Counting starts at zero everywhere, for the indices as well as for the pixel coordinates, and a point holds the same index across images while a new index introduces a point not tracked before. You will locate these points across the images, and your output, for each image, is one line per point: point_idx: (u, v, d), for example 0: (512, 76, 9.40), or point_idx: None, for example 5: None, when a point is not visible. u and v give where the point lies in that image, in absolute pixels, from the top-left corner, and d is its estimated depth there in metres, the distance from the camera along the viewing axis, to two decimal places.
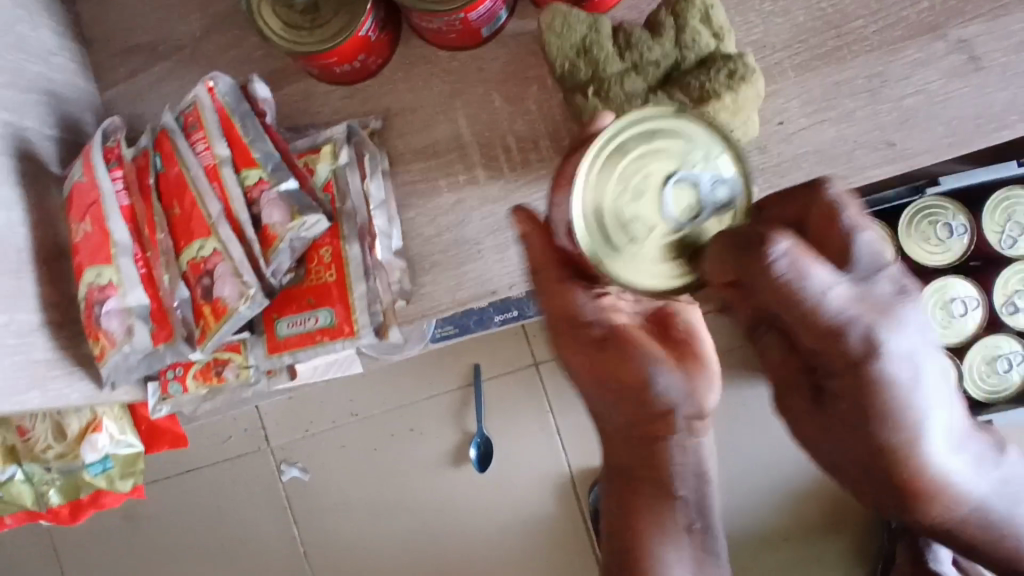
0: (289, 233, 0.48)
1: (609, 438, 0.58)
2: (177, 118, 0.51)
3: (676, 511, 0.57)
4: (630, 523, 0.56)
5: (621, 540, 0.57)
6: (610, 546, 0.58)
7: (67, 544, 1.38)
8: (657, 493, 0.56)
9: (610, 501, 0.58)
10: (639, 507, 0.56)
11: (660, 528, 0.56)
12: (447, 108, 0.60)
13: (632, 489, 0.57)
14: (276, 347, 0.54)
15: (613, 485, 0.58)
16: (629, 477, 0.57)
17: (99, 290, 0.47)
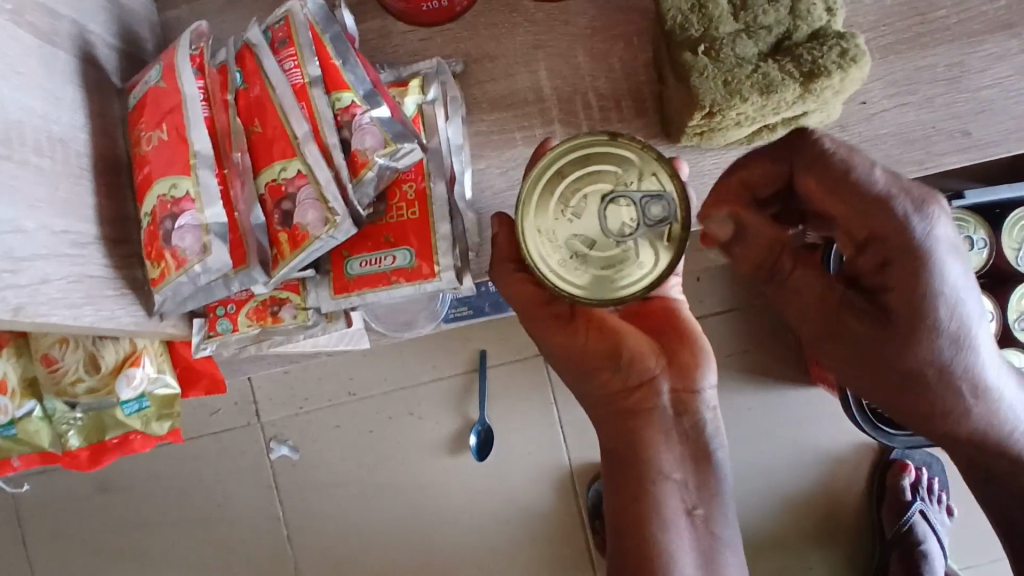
0: (379, 159, 0.46)
1: (600, 421, 0.60)
2: (264, 34, 0.48)
3: (670, 492, 0.58)
4: (631, 503, 0.57)
5: (623, 526, 0.58)
6: (620, 534, 0.58)
7: (32, 512, 1.30)
8: (653, 472, 0.57)
9: (610, 487, 0.59)
10: (633, 492, 0.57)
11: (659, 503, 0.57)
12: (528, 59, 0.58)
13: (622, 472, 0.58)
14: (344, 288, 0.50)
15: (613, 473, 0.59)
16: (625, 458, 0.58)
17: (173, 203, 0.44)
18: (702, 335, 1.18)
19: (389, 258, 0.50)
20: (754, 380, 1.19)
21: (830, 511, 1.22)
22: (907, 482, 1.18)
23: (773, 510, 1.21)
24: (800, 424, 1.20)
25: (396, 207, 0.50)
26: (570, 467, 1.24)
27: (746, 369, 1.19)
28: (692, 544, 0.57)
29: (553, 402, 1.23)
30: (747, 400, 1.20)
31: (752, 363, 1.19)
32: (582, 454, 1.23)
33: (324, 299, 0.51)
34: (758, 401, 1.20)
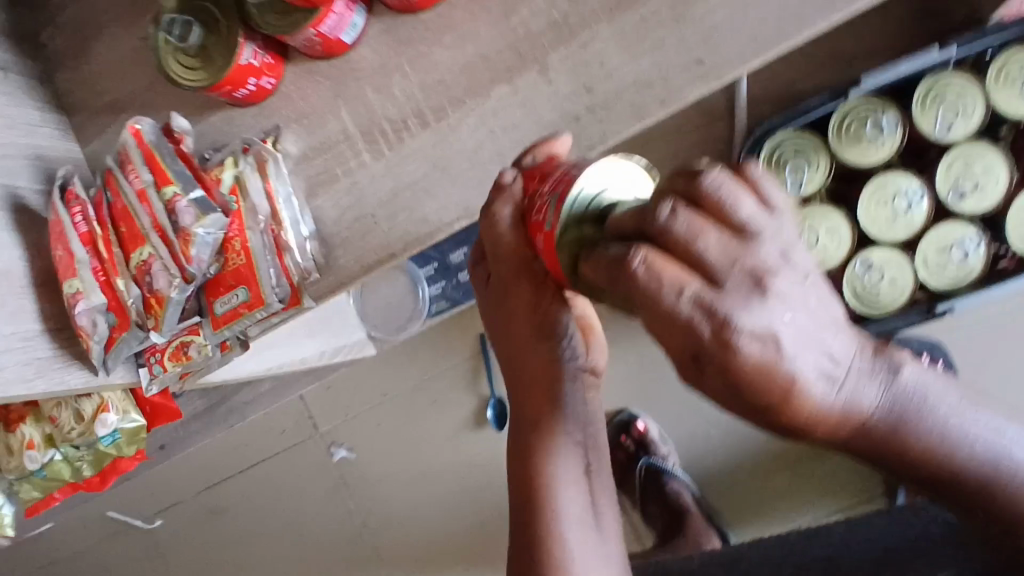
0: (198, 230, 0.63)
1: (522, 381, 0.58)
2: (117, 160, 0.67)
3: (567, 449, 0.57)
4: (530, 466, 0.56)
5: (517, 475, 0.57)
6: (518, 492, 0.57)
7: (173, 536, 1.63)
8: (552, 429, 0.57)
9: (517, 445, 0.58)
10: (533, 448, 0.57)
11: (559, 468, 0.56)
12: (332, 107, 0.70)
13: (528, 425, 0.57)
14: (217, 324, 0.69)
15: (518, 435, 0.58)
16: (531, 420, 0.57)
17: (72, 297, 0.64)
18: None
19: (235, 296, 0.68)
20: None
21: None
22: None
23: None
24: None
25: (233, 258, 0.68)
26: None
27: None
28: (587, 499, 0.57)
29: None
30: None
31: None
32: None
33: (210, 335, 0.70)
34: None
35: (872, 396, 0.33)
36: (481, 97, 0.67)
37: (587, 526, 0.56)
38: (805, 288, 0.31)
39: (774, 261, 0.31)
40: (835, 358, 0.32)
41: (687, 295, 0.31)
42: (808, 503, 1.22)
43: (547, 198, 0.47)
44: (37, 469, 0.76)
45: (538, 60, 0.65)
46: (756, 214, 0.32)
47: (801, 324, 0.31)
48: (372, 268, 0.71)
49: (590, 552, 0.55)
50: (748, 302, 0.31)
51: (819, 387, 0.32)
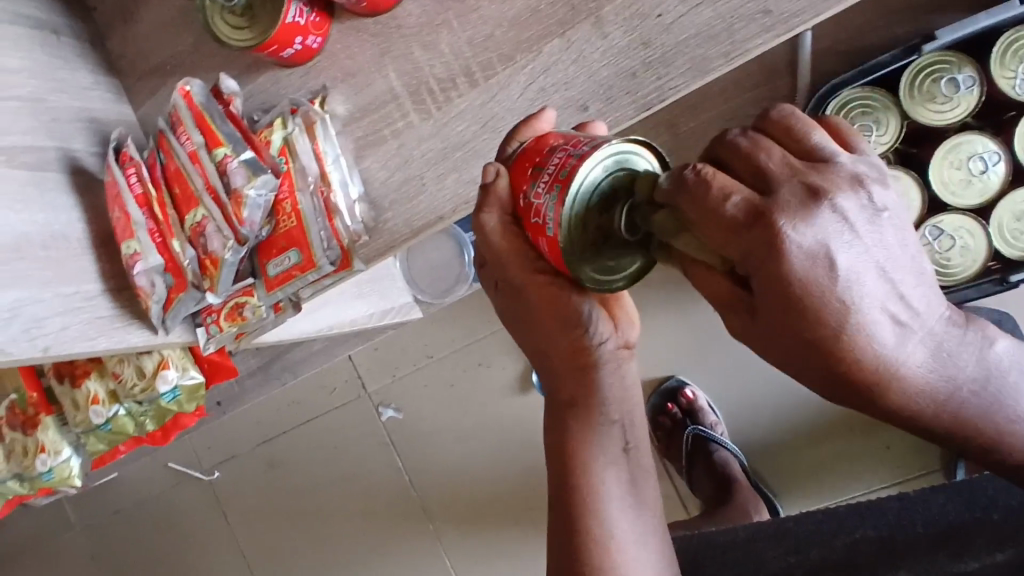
0: (250, 191, 0.63)
1: (553, 369, 0.55)
2: (169, 121, 0.67)
3: (607, 432, 0.55)
4: (567, 454, 0.55)
5: (557, 460, 0.56)
6: (557, 477, 0.56)
7: (228, 488, 1.70)
8: (590, 415, 0.54)
9: (552, 427, 0.56)
10: (571, 433, 0.55)
11: (596, 457, 0.55)
12: (379, 66, 0.69)
13: (565, 413, 0.55)
14: (270, 286, 0.70)
15: (556, 418, 0.56)
16: (568, 406, 0.55)
17: (130, 258, 0.65)
18: None
19: (288, 259, 0.69)
20: None
21: None
22: None
23: None
24: None
25: (284, 221, 0.68)
26: None
27: None
28: (626, 482, 0.56)
29: None
30: None
31: None
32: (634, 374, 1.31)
33: (263, 297, 0.71)
34: None
35: (917, 348, 0.37)
36: (531, 52, 0.64)
37: (629, 510, 0.55)
38: (873, 220, 0.36)
39: (847, 188, 0.36)
40: (892, 294, 0.36)
41: (735, 201, 0.36)
42: (863, 476, 1.19)
43: (542, 198, 0.46)
44: (102, 423, 0.80)
45: (591, 12, 0.62)
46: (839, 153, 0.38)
47: (868, 256, 0.36)
48: (422, 231, 0.70)
49: (630, 536, 0.55)
50: (802, 220, 0.35)
51: (880, 327, 0.36)
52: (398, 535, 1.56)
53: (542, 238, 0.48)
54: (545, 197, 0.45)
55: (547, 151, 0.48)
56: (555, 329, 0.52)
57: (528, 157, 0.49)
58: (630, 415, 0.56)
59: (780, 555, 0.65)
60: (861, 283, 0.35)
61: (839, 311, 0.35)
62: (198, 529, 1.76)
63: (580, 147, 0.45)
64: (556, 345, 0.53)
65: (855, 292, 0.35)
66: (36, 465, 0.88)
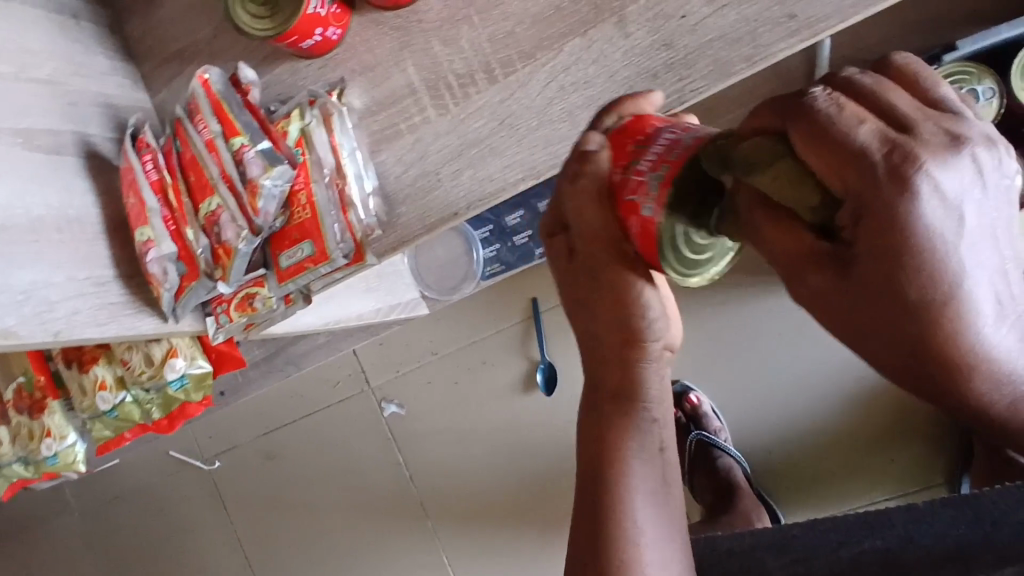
0: (265, 181, 0.62)
1: (598, 356, 0.54)
2: (187, 108, 0.67)
3: (645, 432, 0.54)
4: (602, 444, 0.54)
5: (592, 452, 0.54)
6: (590, 472, 0.54)
7: (228, 478, 1.70)
8: (632, 410, 0.54)
9: (588, 418, 0.55)
10: (609, 427, 0.54)
11: (630, 449, 0.54)
12: (398, 60, 0.68)
13: (606, 405, 0.54)
14: (282, 277, 0.69)
15: (593, 409, 0.55)
16: (611, 397, 0.54)
17: (143, 246, 0.64)
18: None
19: (301, 251, 0.68)
20: None
21: (906, 400, 1.17)
22: None
23: (844, 406, 1.18)
24: None
25: (298, 212, 0.67)
26: None
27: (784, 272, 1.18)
28: (657, 483, 0.54)
29: None
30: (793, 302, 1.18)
31: None
32: None
33: (275, 288, 0.70)
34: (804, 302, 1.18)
35: (1011, 330, 0.31)
36: (551, 50, 0.64)
37: (658, 510, 0.53)
38: (1005, 188, 0.29)
39: (979, 139, 0.29)
40: (1003, 262, 0.30)
41: (866, 130, 0.28)
42: (867, 486, 1.18)
43: (646, 174, 0.42)
44: (109, 409, 0.80)
45: (614, 11, 0.61)
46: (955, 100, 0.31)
47: (989, 217, 0.29)
48: (435, 226, 0.70)
49: (656, 535, 0.52)
50: (944, 162, 0.28)
51: (988, 314, 0.30)
52: (396, 531, 1.56)
53: (632, 217, 0.44)
54: (649, 173, 0.42)
55: (657, 130, 0.45)
56: (612, 311, 0.51)
57: (635, 136, 0.45)
58: (667, 415, 0.55)
59: (783, 564, 0.65)
60: (983, 258, 0.29)
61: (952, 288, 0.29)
62: (196, 519, 1.76)
63: (689, 134, 0.43)
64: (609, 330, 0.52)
65: (974, 267, 0.29)
66: (41, 450, 0.89)
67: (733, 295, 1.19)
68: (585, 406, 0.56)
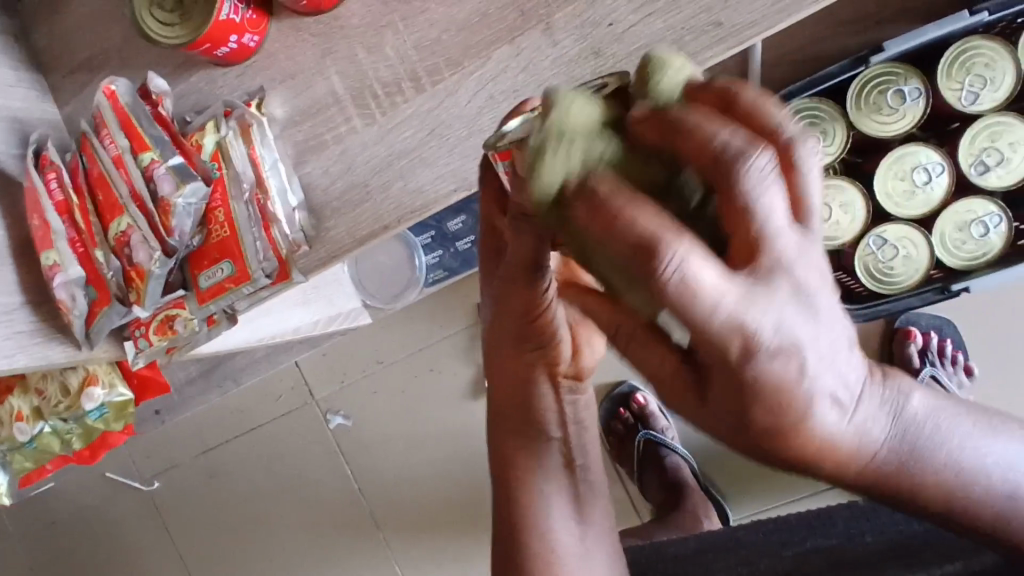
0: (178, 198, 0.58)
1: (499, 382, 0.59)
2: (92, 123, 0.63)
3: (554, 452, 0.59)
4: (508, 468, 0.59)
5: (501, 472, 0.59)
6: (501, 492, 0.59)
7: (169, 500, 1.64)
8: (537, 432, 0.58)
9: (495, 447, 0.60)
10: (514, 450, 0.59)
11: (537, 473, 0.58)
12: (320, 67, 0.66)
13: (512, 429, 0.59)
14: (204, 298, 0.65)
15: (500, 433, 0.60)
16: (514, 419, 0.59)
17: (48, 269, 0.61)
18: None
19: (220, 270, 0.64)
20: None
21: None
22: (913, 348, 1.10)
23: None
24: None
25: (217, 229, 0.64)
26: None
27: None
28: (569, 503, 0.59)
29: None
30: None
31: None
32: None
33: (196, 309, 0.66)
34: None
35: (827, 404, 0.31)
36: (479, 58, 0.62)
37: (573, 526, 0.58)
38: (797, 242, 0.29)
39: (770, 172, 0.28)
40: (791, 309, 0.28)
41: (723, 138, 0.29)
42: (812, 480, 1.19)
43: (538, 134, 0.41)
44: (27, 440, 0.75)
45: (541, 18, 0.60)
46: (763, 168, 0.28)
47: (780, 248, 0.29)
48: (366, 240, 0.67)
49: (570, 548, 0.57)
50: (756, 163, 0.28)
51: (821, 389, 0.30)
52: (348, 546, 1.52)
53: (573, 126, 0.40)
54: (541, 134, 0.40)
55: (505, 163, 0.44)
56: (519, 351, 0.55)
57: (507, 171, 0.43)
58: (576, 438, 0.60)
59: (729, 566, 0.64)
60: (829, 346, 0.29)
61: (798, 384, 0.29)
62: (135, 543, 1.69)
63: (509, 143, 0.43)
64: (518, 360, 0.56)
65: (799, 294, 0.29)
66: None
67: None
68: (493, 428, 0.61)
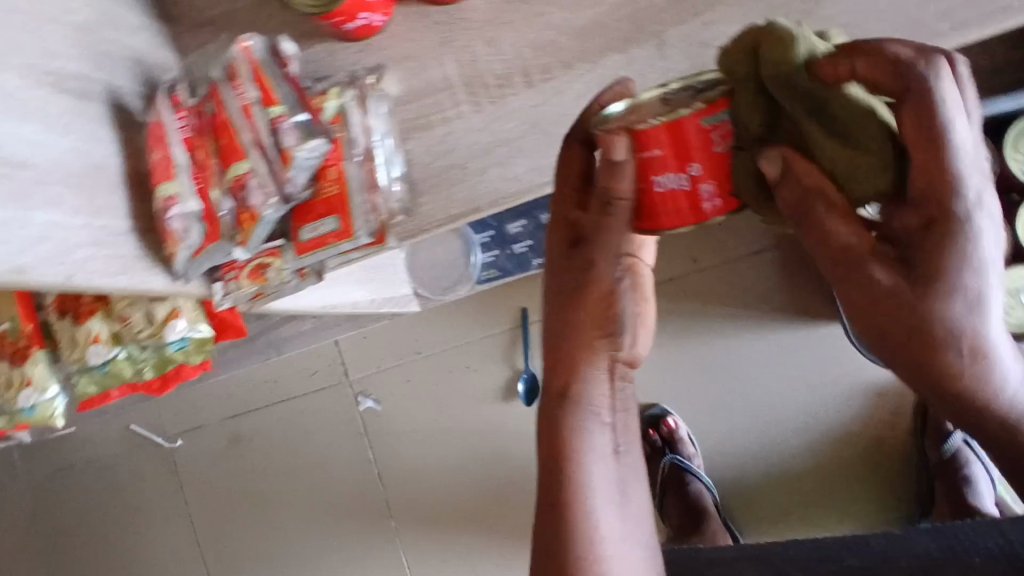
0: (300, 152, 0.63)
1: (558, 355, 0.61)
2: (223, 71, 0.66)
3: (601, 434, 0.60)
4: (559, 443, 0.59)
5: (552, 446, 0.59)
6: (547, 466, 0.59)
7: (188, 459, 1.68)
8: (587, 411, 0.60)
9: (546, 421, 0.60)
10: (567, 425, 0.59)
11: (587, 448, 0.59)
12: (437, 53, 0.71)
13: (565, 405, 0.60)
14: (302, 250, 0.69)
15: (554, 408, 0.60)
16: (570, 396, 0.60)
17: (166, 201, 0.63)
18: (723, 278, 1.23)
19: (324, 226, 0.68)
20: (777, 319, 1.22)
21: (876, 444, 1.20)
22: None
23: (816, 444, 1.21)
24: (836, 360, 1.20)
25: (326, 187, 0.68)
26: None
27: (768, 311, 1.21)
28: (614, 484, 0.60)
29: None
30: (777, 339, 1.22)
31: (782, 305, 1.21)
32: None
33: (292, 260, 0.70)
34: (786, 339, 1.21)
35: (963, 290, 0.44)
36: (590, 63, 0.66)
37: (615, 508, 0.59)
38: (977, 168, 0.43)
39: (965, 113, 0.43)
40: (971, 211, 0.43)
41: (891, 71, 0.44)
42: (831, 526, 1.21)
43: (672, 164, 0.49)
44: (100, 364, 0.78)
45: (655, 34, 0.64)
46: (965, 122, 0.43)
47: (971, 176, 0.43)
48: (457, 219, 0.72)
49: (613, 535, 0.57)
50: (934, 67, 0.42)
51: (965, 271, 0.44)
52: (358, 529, 1.55)
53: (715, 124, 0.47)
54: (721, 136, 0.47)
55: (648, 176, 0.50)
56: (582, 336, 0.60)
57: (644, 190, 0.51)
58: (621, 421, 0.62)
59: None
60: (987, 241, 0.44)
61: (951, 270, 0.44)
62: (149, 498, 1.72)
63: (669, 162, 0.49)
64: (585, 338, 0.60)
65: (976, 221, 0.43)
66: (18, 400, 0.84)
67: (721, 325, 1.23)
68: (543, 403, 0.61)
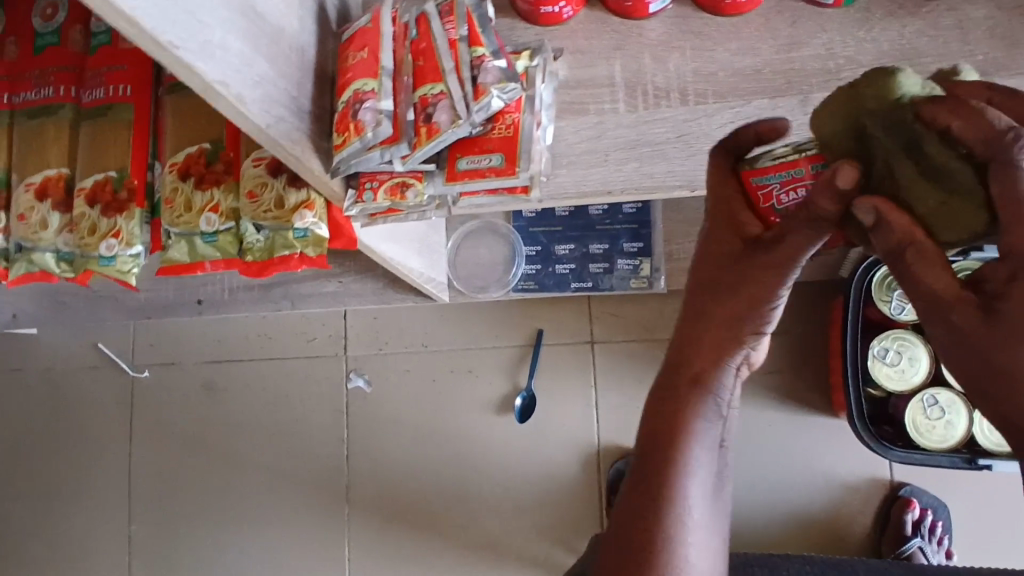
0: (495, 90, 0.70)
1: (695, 341, 0.64)
2: (436, 7, 0.75)
3: (717, 424, 0.64)
4: (674, 418, 0.62)
5: (666, 419, 0.63)
6: (655, 438, 0.63)
7: (149, 394, 1.61)
8: (712, 397, 0.63)
9: (664, 397, 0.64)
10: (687, 405, 0.63)
11: (701, 434, 0.62)
12: (609, 55, 0.81)
13: (690, 387, 0.63)
14: (454, 177, 0.75)
15: (674, 388, 0.64)
16: (695, 380, 0.63)
17: (363, 94, 0.70)
18: None
19: (486, 161, 0.74)
20: (772, 397, 1.32)
21: (835, 535, 1.29)
22: (910, 518, 1.22)
23: (781, 522, 1.30)
24: (815, 448, 1.31)
25: (497, 130, 0.74)
26: (598, 445, 1.41)
27: (766, 388, 1.32)
28: (712, 472, 0.63)
29: (592, 384, 1.43)
30: (768, 415, 1.32)
31: (780, 385, 1.32)
32: (610, 437, 1.41)
33: (437, 186, 0.75)
34: (777, 418, 1.32)
35: None
36: (741, 99, 0.78)
37: (707, 496, 0.62)
38: None
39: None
40: None
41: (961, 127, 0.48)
42: None
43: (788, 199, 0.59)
44: (210, 233, 0.82)
45: (802, 91, 0.77)
46: None
47: None
48: (587, 195, 0.79)
49: (701, 524, 0.61)
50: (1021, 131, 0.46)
51: None
52: (309, 507, 1.51)
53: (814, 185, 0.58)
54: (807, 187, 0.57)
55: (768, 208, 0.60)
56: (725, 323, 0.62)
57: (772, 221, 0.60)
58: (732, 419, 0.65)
59: None
60: None
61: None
62: (90, 423, 1.63)
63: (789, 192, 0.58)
64: (728, 327, 0.62)
65: None
66: (99, 248, 0.84)
67: None
68: (666, 380, 0.65)
